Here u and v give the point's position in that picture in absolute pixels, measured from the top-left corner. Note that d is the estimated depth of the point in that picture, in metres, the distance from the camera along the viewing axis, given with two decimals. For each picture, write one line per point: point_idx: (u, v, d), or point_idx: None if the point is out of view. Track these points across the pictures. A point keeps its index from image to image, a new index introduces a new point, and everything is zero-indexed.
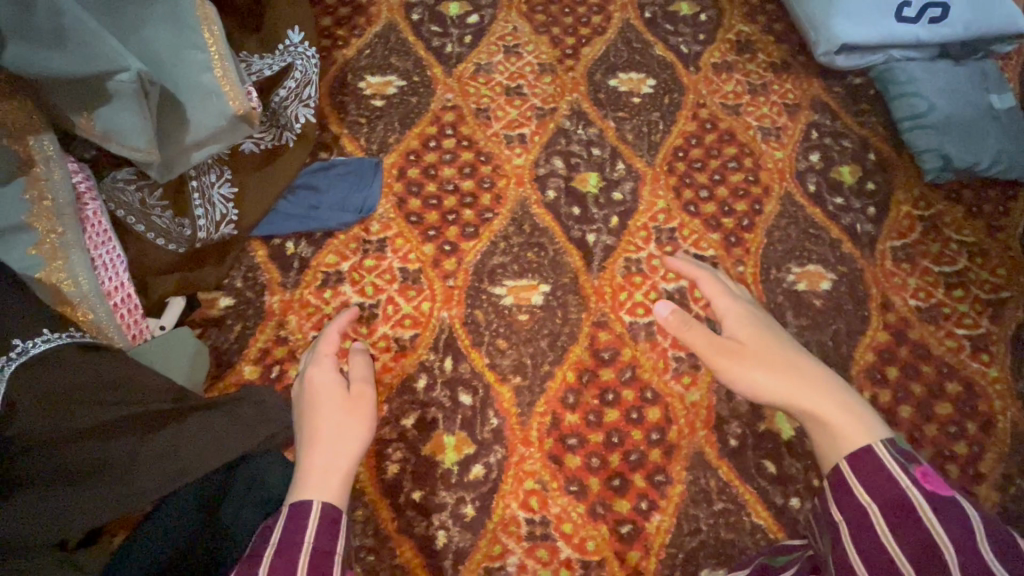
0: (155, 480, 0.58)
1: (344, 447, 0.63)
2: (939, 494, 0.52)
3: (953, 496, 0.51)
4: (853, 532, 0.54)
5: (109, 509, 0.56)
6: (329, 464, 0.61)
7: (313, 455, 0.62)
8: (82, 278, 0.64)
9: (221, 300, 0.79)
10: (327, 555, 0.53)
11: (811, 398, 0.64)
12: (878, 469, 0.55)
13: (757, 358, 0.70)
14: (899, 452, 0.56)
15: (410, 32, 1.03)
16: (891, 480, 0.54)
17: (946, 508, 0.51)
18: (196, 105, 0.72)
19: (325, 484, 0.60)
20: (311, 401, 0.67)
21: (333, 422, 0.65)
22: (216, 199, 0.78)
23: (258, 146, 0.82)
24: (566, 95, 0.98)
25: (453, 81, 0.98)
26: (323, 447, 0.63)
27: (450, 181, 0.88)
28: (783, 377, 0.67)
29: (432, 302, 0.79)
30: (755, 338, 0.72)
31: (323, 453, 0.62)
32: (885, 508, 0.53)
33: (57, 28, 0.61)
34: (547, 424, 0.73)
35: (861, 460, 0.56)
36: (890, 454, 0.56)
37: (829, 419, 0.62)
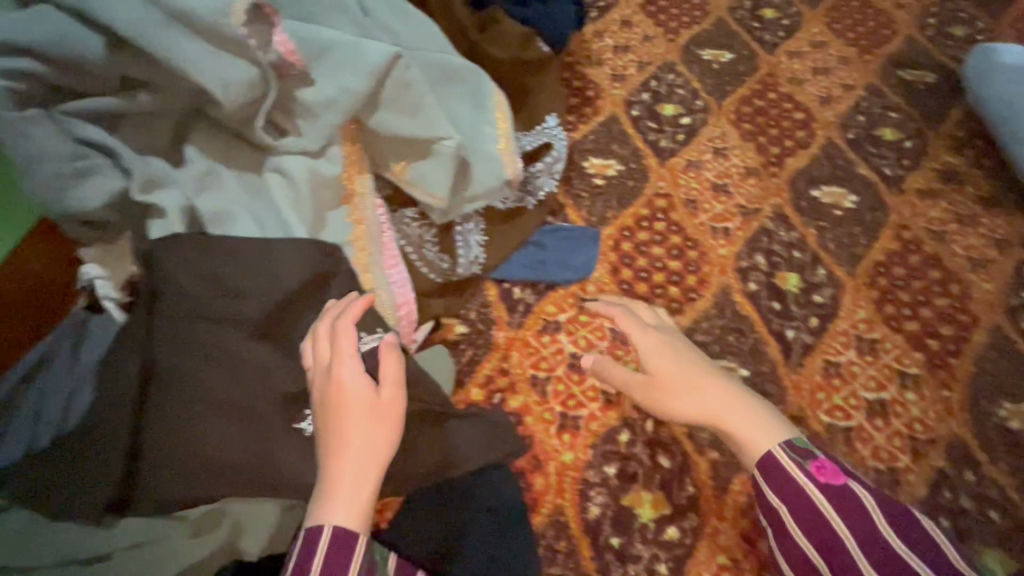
0: (423, 469, 0.70)
1: (350, 455, 0.61)
2: (832, 485, 0.65)
3: (844, 484, 0.65)
4: (775, 530, 0.67)
5: (388, 482, 0.69)
6: (347, 482, 0.60)
7: (338, 456, 0.61)
8: (382, 292, 0.81)
9: (457, 327, 0.91)
10: (344, 561, 0.57)
11: (740, 424, 0.71)
12: (784, 471, 0.66)
13: (681, 391, 0.75)
14: (798, 452, 0.67)
15: (630, 125, 1.17)
16: (792, 482, 0.65)
17: (844, 504, 0.63)
18: (481, 168, 0.89)
19: (336, 488, 0.60)
20: (342, 407, 0.62)
21: (359, 434, 0.62)
22: (472, 243, 0.93)
23: (506, 205, 0.97)
24: (769, 198, 1.06)
25: (666, 171, 1.10)
26: (332, 452, 0.61)
27: (659, 259, 0.98)
28: (704, 399, 0.73)
29: (637, 365, 0.87)
30: (683, 370, 0.77)
31: (348, 461, 0.61)
32: (796, 510, 0.65)
33: (415, 104, 0.81)
34: (742, 503, 0.76)
35: (769, 461, 0.67)
36: (790, 455, 0.67)
37: (741, 430, 0.70)
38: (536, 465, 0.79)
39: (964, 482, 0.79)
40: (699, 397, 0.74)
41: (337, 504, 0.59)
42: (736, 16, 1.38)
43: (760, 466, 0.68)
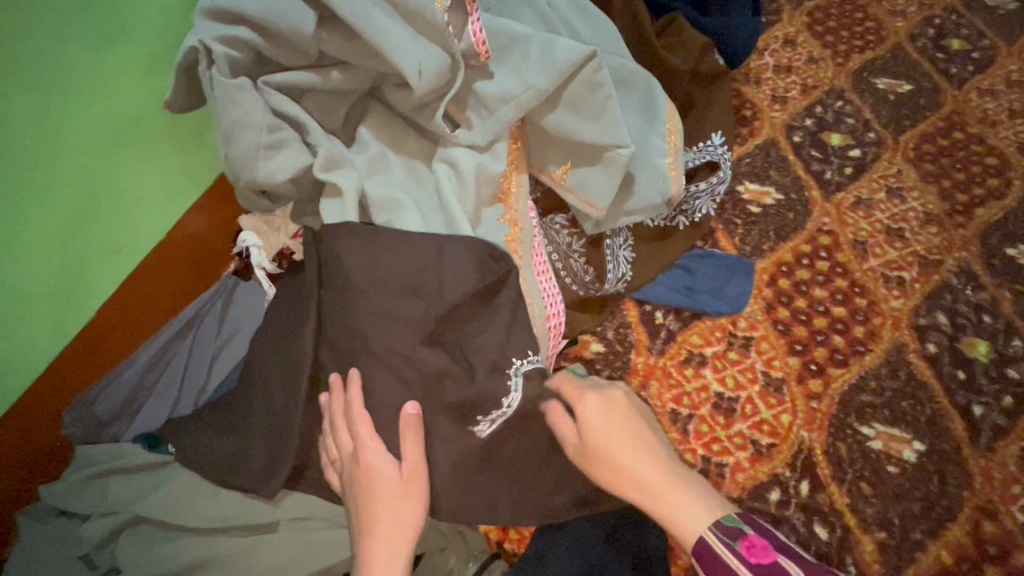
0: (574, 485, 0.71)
1: (382, 544, 0.63)
2: (763, 564, 0.57)
3: (775, 561, 0.57)
4: None
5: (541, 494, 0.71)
6: (388, 555, 0.63)
7: (373, 547, 0.63)
8: (534, 300, 0.77)
9: (593, 345, 0.87)
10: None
11: (670, 499, 0.62)
12: (709, 552, 0.59)
13: (632, 456, 0.65)
14: (728, 531, 0.59)
15: (791, 151, 1.08)
16: (722, 564, 0.58)
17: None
18: (644, 182, 0.84)
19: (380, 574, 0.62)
20: (371, 501, 0.63)
21: (390, 516, 0.63)
22: (621, 258, 0.88)
23: (656, 223, 0.92)
24: (954, 250, 0.94)
25: (831, 206, 1.00)
26: (376, 542, 0.63)
27: (821, 302, 0.89)
28: (655, 467, 0.64)
29: (793, 418, 0.79)
30: (608, 432, 0.66)
31: (380, 548, 0.63)
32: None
33: (595, 107, 0.77)
34: None
35: (706, 546, 0.59)
36: (720, 537, 0.59)
37: (674, 516, 0.61)
38: None
39: None
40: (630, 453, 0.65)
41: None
42: (917, 44, 1.25)
43: (702, 548, 0.60)
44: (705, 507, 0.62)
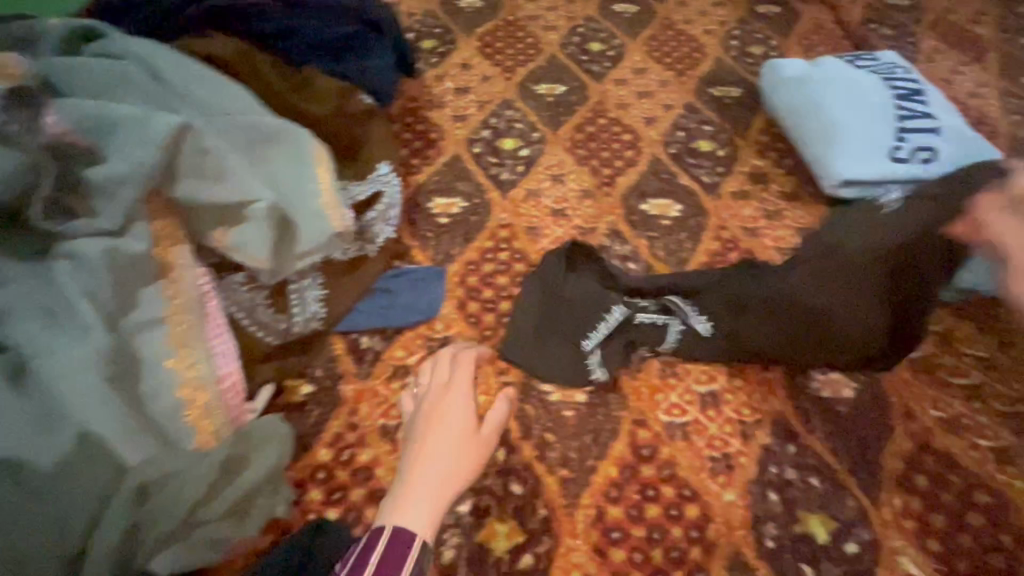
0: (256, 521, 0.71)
1: (435, 463, 0.75)
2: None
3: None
4: None
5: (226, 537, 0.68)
6: (433, 489, 0.72)
7: (427, 464, 0.74)
8: (201, 364, 0.76)
9: (302, 388, 0.89)
10: (399, 553, 0.65)
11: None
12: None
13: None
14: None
15: (473, 162, 1.22)
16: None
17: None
18: (306, 224, 0.89)
19: (444, 485, 0.73)
20: (435, 417, 0.79)
21: (446, 441, 0.77)
22: (309, 299, 0.92)
23: (345, 256, 0.97)
24: (604, 217, 1.13)
25: (508, 203, 1.15)
26: (429, 460, 0.75)
27: (505, 289, 1.01)
28: None
29: (486, 397, 0.89)
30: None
31: (432, 472, 0.74)
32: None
33: (219, 169, 0.81)
34: (592, 516, 0.79)
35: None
36: None
37: None
38: None
39: (789, 455, 0.85)
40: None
41: (408, 503, 0.71)
42: (567, 52, 1.49)
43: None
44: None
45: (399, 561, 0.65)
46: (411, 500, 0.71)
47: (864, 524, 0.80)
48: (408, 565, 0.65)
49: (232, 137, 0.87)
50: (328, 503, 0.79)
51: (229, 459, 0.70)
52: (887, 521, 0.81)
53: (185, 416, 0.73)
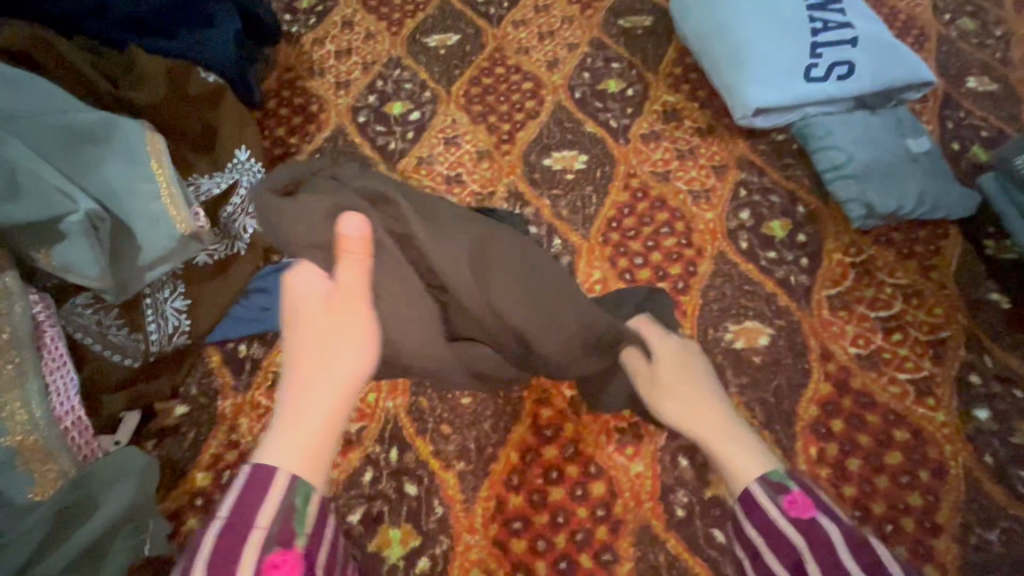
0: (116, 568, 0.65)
1: (318, 395, 0.61)
2: (804, 519, 0.60)
3: (815, 517, 0.59)
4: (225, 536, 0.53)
5: None
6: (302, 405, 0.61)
7: (294, 392, 0.61)
8: (34, 405, 0.67)
9: (176, 409, 0.82)
10: (255, 504, 0.55)
11: (718, 438, 0.70)
12: (761, 514, 0.62)
13: (677, 404, 0.73)
14: (771, 485, 0.63)
15: (358, 134, 1.10)
16: (768, 517, 0.61)
17: (812, 537, 0.58)
18: (147, 231, 0.78)
19: (297, 426, 0.59)
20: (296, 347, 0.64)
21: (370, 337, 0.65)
22: (169, 312, 0.83)
23: (211, 258, 0.87)
24: (502, 179, 1.04)
25: (397, 175, 1.04)
26: (304, 390, 0.61)
27: None
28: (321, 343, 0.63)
29: (378, 393, 0.81)
30: (677, 354, 0.77)
31: (308, 395, 0.61)
32: (767, 538, 0.61)
33: (14, 183, 0.69)
34: (492, 508, 0.74)
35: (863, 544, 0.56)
36: (766, 490, 0.63)
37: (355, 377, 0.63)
38: None
39: None
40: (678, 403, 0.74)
41: (281, 440, 0.59)
42: None
43: (743, 500, 0.64)
44: (760, 460, 0.66)
45: (243, 533, 0.54)
46: (277, 436, 0.59)
47: None
48: (271, 510, 0.55)
49: (40, 138, 0.74)
50: None
51: (71, 504, 0.65)
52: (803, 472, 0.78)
53: (20, 465, 0.64)
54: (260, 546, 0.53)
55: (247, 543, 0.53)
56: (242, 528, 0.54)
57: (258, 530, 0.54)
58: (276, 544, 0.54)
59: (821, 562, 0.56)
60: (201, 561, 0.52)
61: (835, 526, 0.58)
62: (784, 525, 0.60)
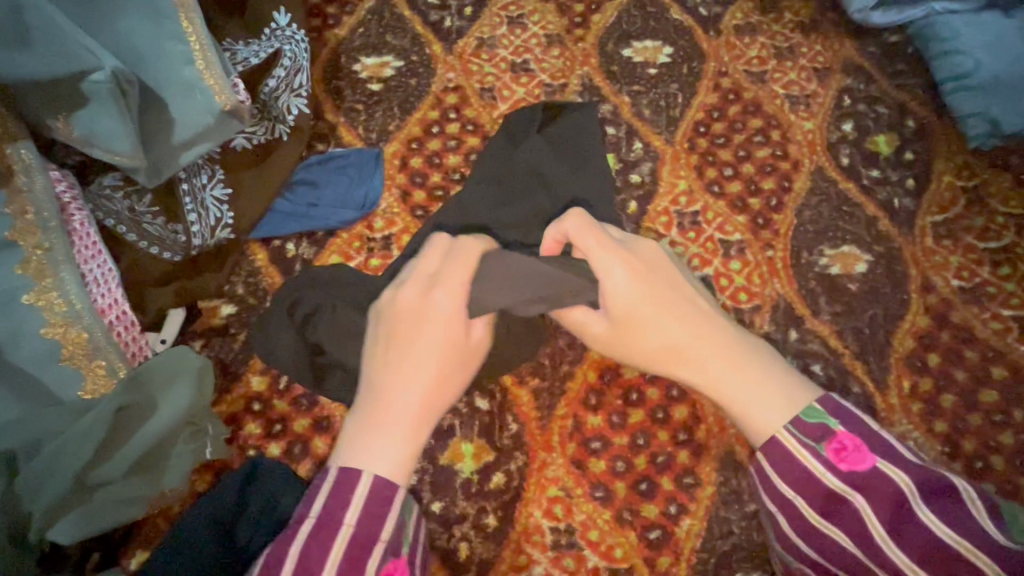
0: (178, 473, 0.61)
1: (408, 391, 0.59)
2: (857, 473, 0.56)
3: (874, 466, 0.56)
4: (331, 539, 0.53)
5: (142, 494, 0.59)
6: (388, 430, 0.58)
7: (388, 384, 0.59)
8: (73, 297, 0.59)
9: (223, 309, 0.75)
10: (361, 527, 0.54)
11: (730, 385, 0.61)
12: (808, 474, 0.57)
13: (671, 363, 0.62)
14: (809, 432, 0.58)
15: (405, 5, 0.93)
16: (812, 475, 0.57)
17: (871, 490, 0.55)
18: (181, 103, 0.67)
19: (399, 422, 0.58)
20: (436, 283, 0.61)
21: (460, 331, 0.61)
22: (208, 202, 0.73)
23: (252, 142, 0.77)
24: (576, 69, 0.90)
25: (454, 59, 0.90)
26: (401, 385, 0.59)
27: (457, 170, 0.83)
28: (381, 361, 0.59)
29: None
30: (633, 291, 0.62)
31: (403, 393, 0.59)
32: (801, 488, 0.58)
33: (21, 28, 0.56)
34: (569, 427, 0.70)
35: (928, 482, 0.54)
36: (798, 438, 0.58)
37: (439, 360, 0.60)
38: None
39: (789, 343, 0.76)
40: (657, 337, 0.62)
41: (370, 445, 0.57)
42: None
43: (765, 450, 0.59)
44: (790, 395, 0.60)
45: (344, 533, 0.54)
46: (366, 434, 0.57)
47: (866, 411, 0.74)
48: (390, 528, 0.55)
49: None
50: (268, 437, 0.69)
51: (125, 406, 0.59)
52: (892, 405, 0.74)
53: (65, 359, 0.59)
54: (342, 559, 0.53)
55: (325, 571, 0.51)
56: (365, 542, 0.54)
57: (359, 528, 0.54)
58: (392, 554, 0.54)
59: (880, 509, 0.54)
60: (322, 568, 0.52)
61: (902, 470, 0.55)
62: (829, 480, 0.57)
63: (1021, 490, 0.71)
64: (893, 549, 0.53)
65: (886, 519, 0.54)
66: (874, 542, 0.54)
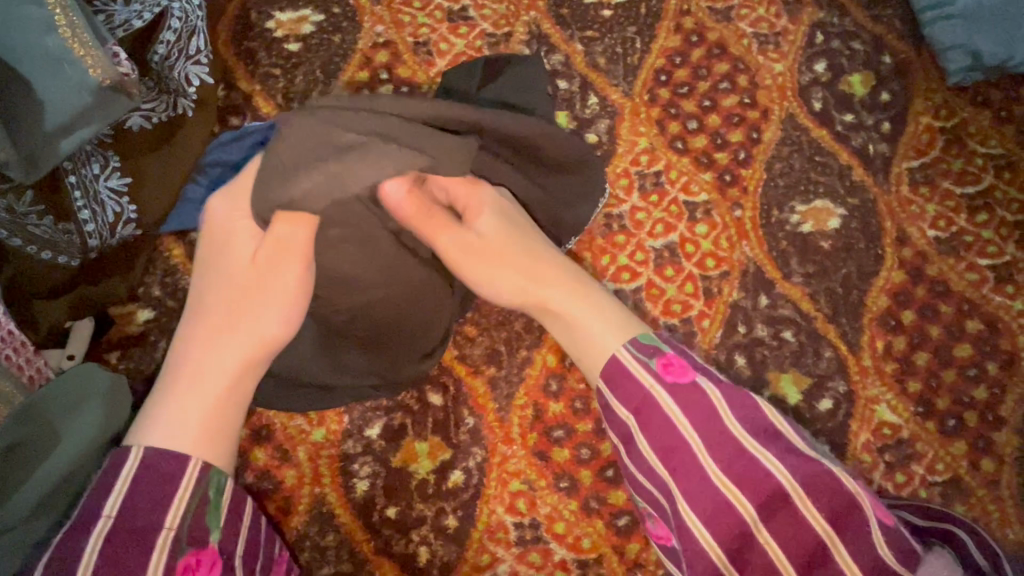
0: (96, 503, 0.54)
1: (212, 362, 0.52)
2: (682, 384, 0.53)
3: (694, 381, 0.53)
4: (116, 535, 0.44)
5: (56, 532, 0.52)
6: (196, 384, 0.51)
7: (190, 340, 0.53)
8: None
9: (140, 314, 0.68)
10: (142, 511, 0.45)
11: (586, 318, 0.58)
12: (674, 415, 0.52)
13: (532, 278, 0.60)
14: (642, 349, 0.55)
15: None
16: (669, 425, 0.52)
17: (688, 404, 0.52)
18: (48, 78, 0.53)
19: (216, 382, 0.51)
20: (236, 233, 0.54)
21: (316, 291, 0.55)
22: (104, 195, 0.63)
23: (150, 121, 0.66)
24: (521, 15, 0.80)
25: (382, 9, 0.79)
26: (202, 326, 0.53)
27: None
28: (223, 313, 0.53)
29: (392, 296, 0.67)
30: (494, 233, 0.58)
31: (205, 354, 0.52)
32: (664, 456, 0.52)
33: None
34: (529, 417, 0.65)
35: (750, 408, 0.52)
36: (632, 354, 0.55)
37: (253, 327, 0.53)
38: (283, 457, 0.63)
39: (759, 310, 0.72)
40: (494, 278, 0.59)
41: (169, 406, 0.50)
42: None
43: (680, 399, 0.52)
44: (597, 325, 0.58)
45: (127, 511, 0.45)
46: (169, 397, 0.50)
47: (841, 375, 0.71)
48: (182, 515, 0.46)
49: None
50: None
51: (20, 443, 0.52)
52: (866, 367, 0.71)
53: None
54: (112, 538, 0.43)
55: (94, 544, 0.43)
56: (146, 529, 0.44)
57: (125, 519, 0.44)
58: (190, 543, 0.46)
59: (715, 452, 0.50)
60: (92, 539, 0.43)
61: (733, 412, 0.52)
62: (684, 429, 0.51)
63: (994, 446, 0.69)
64: (735, 495, 0.49)
65: (717, 457, 0.50)
66: (712, 490, 0.49)
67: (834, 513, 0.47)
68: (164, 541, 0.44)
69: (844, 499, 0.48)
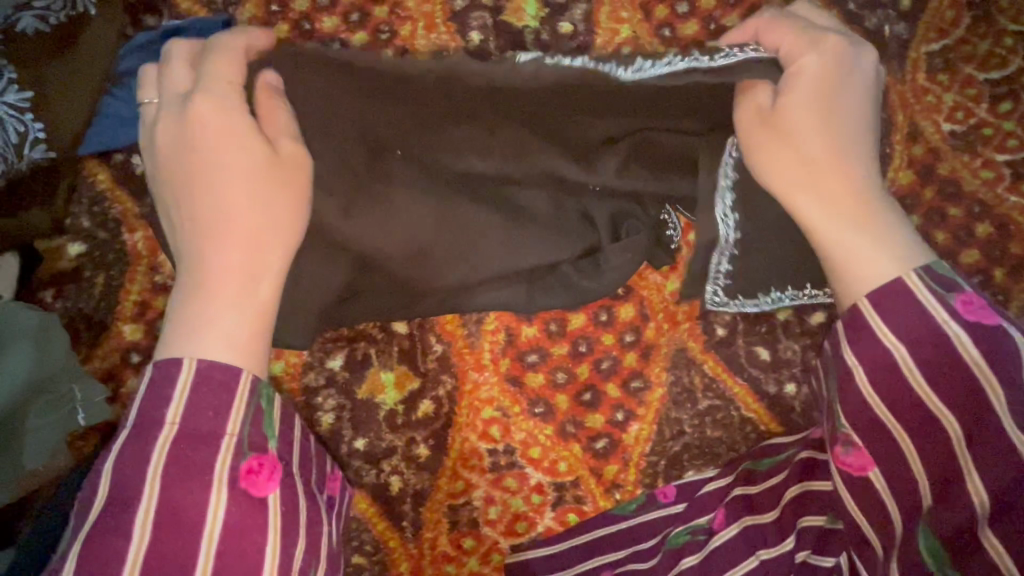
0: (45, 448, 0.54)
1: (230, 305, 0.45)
2: (984, 329, 0.41)
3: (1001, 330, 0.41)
4: (162, 530, 0.39)
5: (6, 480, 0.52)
6: (229, 292, 0.46)
7: (221, 292, 0.45)
8: None
9: (69, 248, 0.61)
10: (197, 495, 0.40)
11: (855, 235, 0.46)
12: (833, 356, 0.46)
13: (829, 181, 0.47)
14: (937, 281, 0.43)
15: None
16: (921, 326, 0.42)
17: (956, 366, 0.40)
18: None
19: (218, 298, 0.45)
20: None
21: (248, 209, 0.46)
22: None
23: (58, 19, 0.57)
24: None
25: None
26: None
27: (335, 36, 0.64)
28: None
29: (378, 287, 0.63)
30: (815, 100, 0.47)
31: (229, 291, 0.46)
32: (870, 365, 0.43)
33: None
34: (501, 342, 0.61)
35: (896, 293, 0.43)
36: (928, 283, 0.43)
37: None
38: None
39: None
40: (806, 157, 0.47)
41: (207, 302, 0.45)
42: None
43: (876, 297, 0.43)
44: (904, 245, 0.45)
45: (195, 519, 0.40)
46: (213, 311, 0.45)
47: None
48: (239, 417, 0.43)
49: None
50: None
51: None
52: None
53: None
54: (159, 523, 0.39)
55: (139, 529, 0.38)
56: (200, 436, 0.41)
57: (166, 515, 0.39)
58: (250, 448, 0.42)
59: (876, 375, 0.43)
60: (211, 513, 0.40)
61: (885, 323, 0.43)
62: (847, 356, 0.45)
63: None
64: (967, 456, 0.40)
65: (894, 394, 0.43)
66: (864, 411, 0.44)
67: (927, 363, 0.42)
68: (225, 450, 0.41)
69: (958, 363, 0.40)
